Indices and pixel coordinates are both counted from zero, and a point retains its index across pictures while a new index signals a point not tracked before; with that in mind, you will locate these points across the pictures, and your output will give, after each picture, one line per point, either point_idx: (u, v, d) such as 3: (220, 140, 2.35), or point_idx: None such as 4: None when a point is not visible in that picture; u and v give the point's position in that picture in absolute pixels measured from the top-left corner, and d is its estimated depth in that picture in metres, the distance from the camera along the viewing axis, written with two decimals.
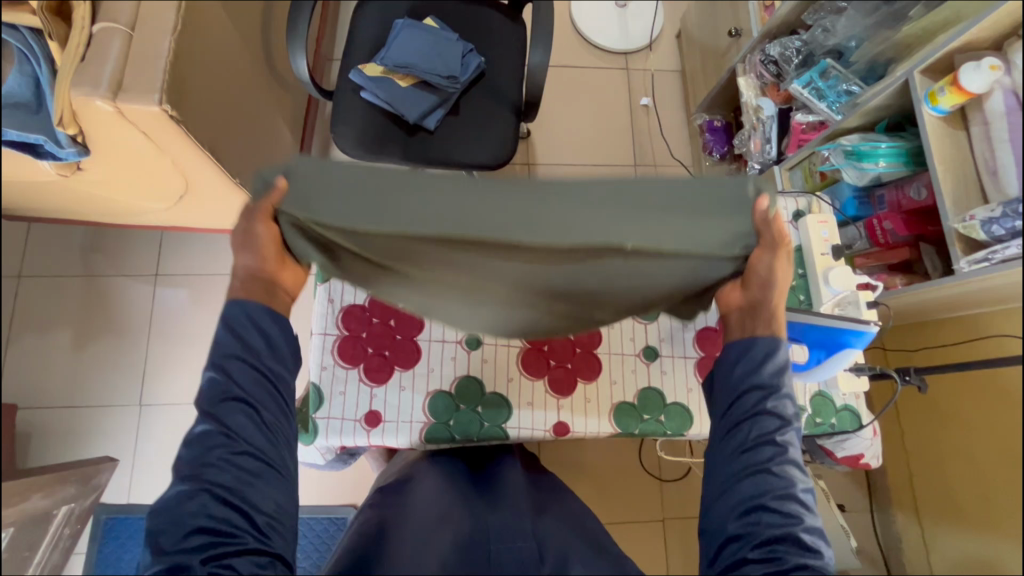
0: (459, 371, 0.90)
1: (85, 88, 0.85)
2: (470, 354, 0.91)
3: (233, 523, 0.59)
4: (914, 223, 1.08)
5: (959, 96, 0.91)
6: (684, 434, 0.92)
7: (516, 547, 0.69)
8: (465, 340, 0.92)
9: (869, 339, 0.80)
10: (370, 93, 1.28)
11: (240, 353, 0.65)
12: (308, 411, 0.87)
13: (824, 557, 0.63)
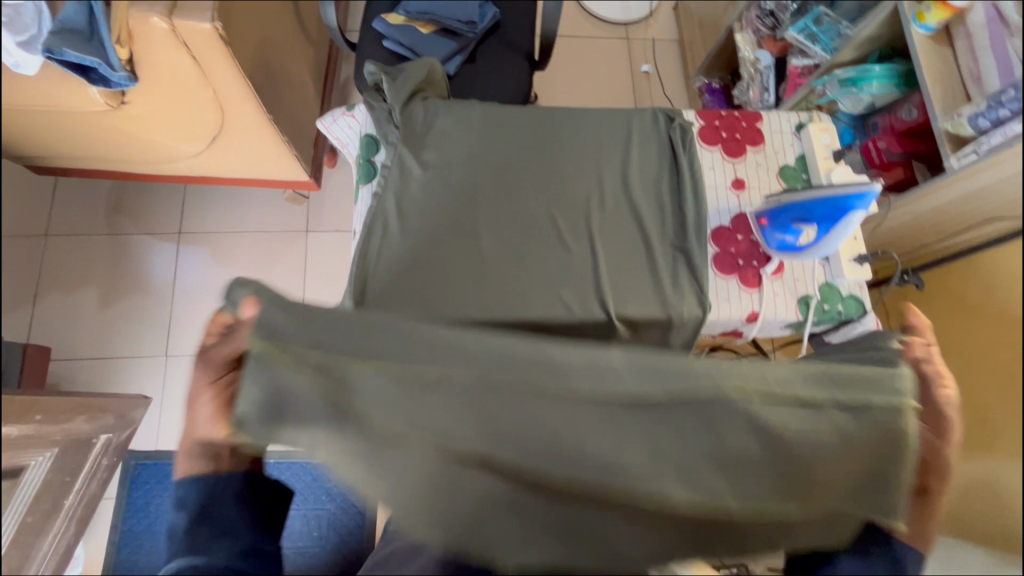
0: (363, 127, 1.00)
1: (142, 7, 0.91)
2: (355, 112, 1.01)
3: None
4: (906, 141, 1.17)
5: (943, 12, 1.00)
6: (854, 320, 0.97)
7: None
8: (357, 114, 1.01)
9: (871, 201, 0.81)
10: (393, 41, 1.36)
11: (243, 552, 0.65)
12: (359, 182, 0.99)
13: None
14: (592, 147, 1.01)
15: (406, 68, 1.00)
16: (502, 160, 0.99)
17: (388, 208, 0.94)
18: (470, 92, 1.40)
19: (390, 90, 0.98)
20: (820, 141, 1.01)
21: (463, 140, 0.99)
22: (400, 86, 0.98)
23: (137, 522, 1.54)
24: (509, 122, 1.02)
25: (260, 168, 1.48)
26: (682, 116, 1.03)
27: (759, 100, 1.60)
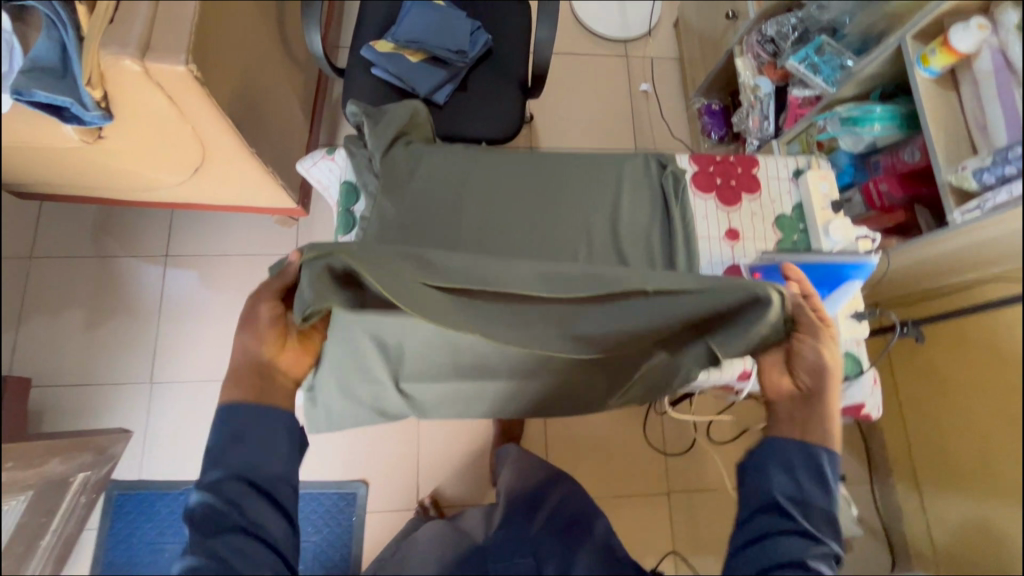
0: (343, 171, 0.97)
1: (113, 48, 0.87)
2: (335, 156, 0.98)
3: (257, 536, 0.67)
4: (909, 184, 1.13)
5: (949, 57, 0.96)
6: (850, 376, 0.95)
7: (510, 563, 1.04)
8: (336, 157, 0.98)
9: (868, 271, 0.79)
10: (381, 68, 1.32)
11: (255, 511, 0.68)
12: (337, 232, 0.95)
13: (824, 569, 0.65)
14: (582, 195, 0.97)
15: (390, 110, 0.97)
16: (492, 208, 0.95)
17: None
18: (460, 121, 1.36)
19: (371, 135, 0.95)
20: (818, 189, 0.97)
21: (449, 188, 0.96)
22: (381, 129, 0.95)
23: (120, 553, 1.52)
24: (497, 168, 0.99)
25: (246, 196, 1.45)
26: (675, 164, 1.00)
27: (758, 128, 1.56)
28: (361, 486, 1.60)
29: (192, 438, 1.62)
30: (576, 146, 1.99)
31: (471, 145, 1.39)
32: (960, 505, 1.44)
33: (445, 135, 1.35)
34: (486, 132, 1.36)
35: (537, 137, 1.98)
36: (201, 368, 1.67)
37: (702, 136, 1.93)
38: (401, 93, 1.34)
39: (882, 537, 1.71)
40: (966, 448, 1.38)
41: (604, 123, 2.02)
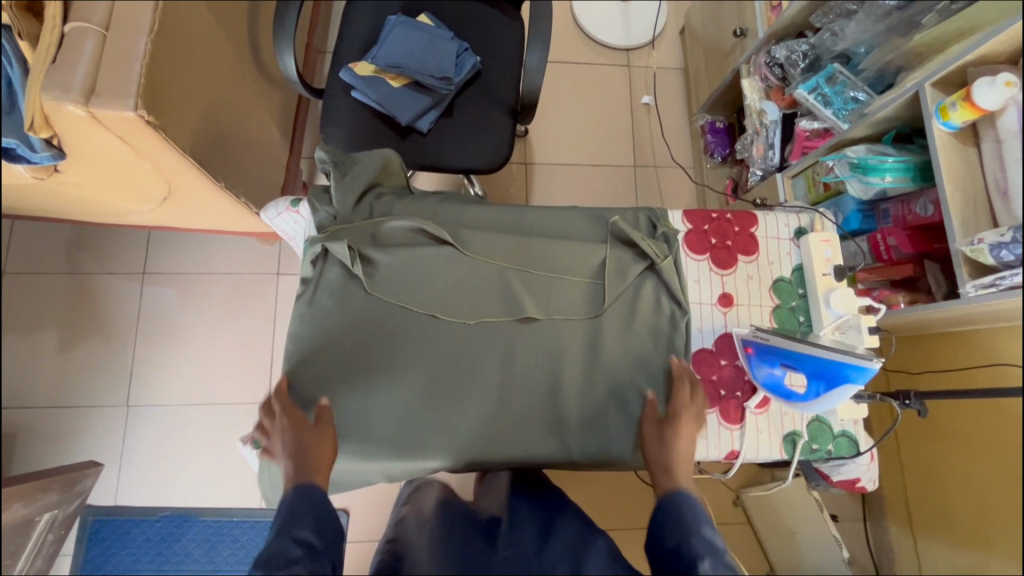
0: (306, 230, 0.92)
1: (56, 92, 0.80)
2: (299, 211, 0.91)
3: None
4: (919, 240, 1.05)
5: (970, 113, 0.87)
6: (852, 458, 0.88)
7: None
8: (301, 211, 0.92)
9: (871, 375, 0.73)
10: (361, 93, 1.24)
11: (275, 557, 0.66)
12: None
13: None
14: (562, 254, 0.91)
15: (361, 159, 0.91)
16: (459, 263, 0.89)
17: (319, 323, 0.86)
18: (444, 150, 1.28)
19: (339, 187, 0.89)
20: (821, 254, 0.90)
21: (412, 241, 0.90)
22: (354, 176, 0.90)
23: None
24: (465, 215, 0.93)
25: (222, 221, 1.37)
26: (667, 221, 0.93)
27: (762, 157, 1.47)
28: (342, 516, 1.55)
29: (169, 463, 1.58)
30: (573, 162, 1.89)
31: (456, 175, 1.31)
32: (949, 557, 1.40)
33: (429, 165, 1.28)
34: (471, 162, 1.28)
35: (532, 151, 1.89)
36: (178, 392, 1.62)
37: (704, 155, 1.84)
38: (382, 119, 1.27)
39: None
40: (962, 503, 1.33)
41: (603, 138, 1.93)
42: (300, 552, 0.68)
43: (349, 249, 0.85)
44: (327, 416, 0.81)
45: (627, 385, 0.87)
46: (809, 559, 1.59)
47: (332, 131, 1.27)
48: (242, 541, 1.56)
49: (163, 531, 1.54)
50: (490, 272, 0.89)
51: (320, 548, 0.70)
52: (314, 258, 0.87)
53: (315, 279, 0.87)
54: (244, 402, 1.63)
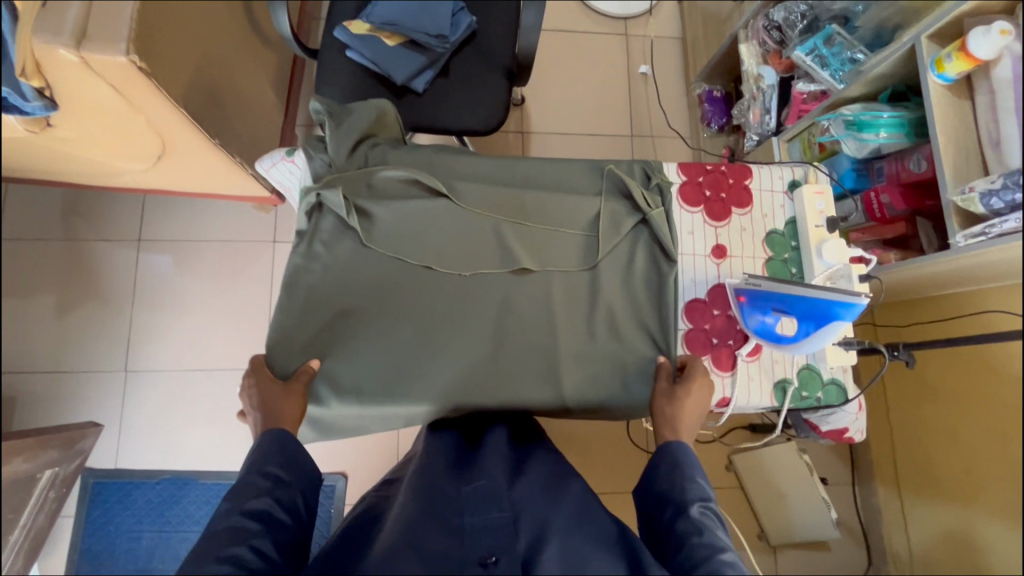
0: (300, 180, 0.92)
1: (46, 36, 0.79)
2: (293, 161, 0.91)
3: (262, 534, 0.69)
4: (911, 197, 1.06)
5: (966, 63, 0.87)
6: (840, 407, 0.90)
7: (490, 518, 0.79)
8: (295, 160, 0.91)
9: (859, 311, 0.75)
10: (356, 52, 1.23)
11: (263, 498, 0.72)
12: None
13: (716, 537, 0.70)
14: (557, 205, 0.91)
15: (355, 109, 0.91)
16: (453, 215, 0.89)
17: (313, 271, 0.86)
18: (439, 111, 1.27)
19: (333, 137, 0.88)
20: (815, 206, 0.91)
21: (406, 193, 0.90)
22: (349, 125, 0.89)
23: (96, 541, 1.52)
24: (458, 170, 0.93)
25: (216, 183, 1.37)
26: (661, 173, 0.94)
27: (759, 122, 1.47)
28: (340, 479, 1.57)
29: (168, 427, 1.60)
30: (570, 131, 1.88)
31: (451, 137, 1.31)
32: (936, 513, 1.43)
33: (424, 126, 1.27)
34: (467, 123, 1.28)
35: (528, 120, 1.88)
36: (175, 358, 1.63)
37: (701, 124, 1.83)
38: (378, 79, 1.26)
39: (861, 539, 1.72)
40: (948, 460, 1.36)
41: (599, 106, 1.91)
42: (266, 484, 0.74)
43: (345, 201, 0.85)
44: (304, 378, 0.82)
45: (619, 333, 0.88)
46: (799, 519, 1.62)
47: (327, 91, 1.26)
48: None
49: (164, 493, 1.56)
50: (484, 225, 0.89)
51: (287, 481, 0.76)
52: (310, 210, 0.86)
53: (311, 229, 0.87)
54: (242, 367, 1.64)
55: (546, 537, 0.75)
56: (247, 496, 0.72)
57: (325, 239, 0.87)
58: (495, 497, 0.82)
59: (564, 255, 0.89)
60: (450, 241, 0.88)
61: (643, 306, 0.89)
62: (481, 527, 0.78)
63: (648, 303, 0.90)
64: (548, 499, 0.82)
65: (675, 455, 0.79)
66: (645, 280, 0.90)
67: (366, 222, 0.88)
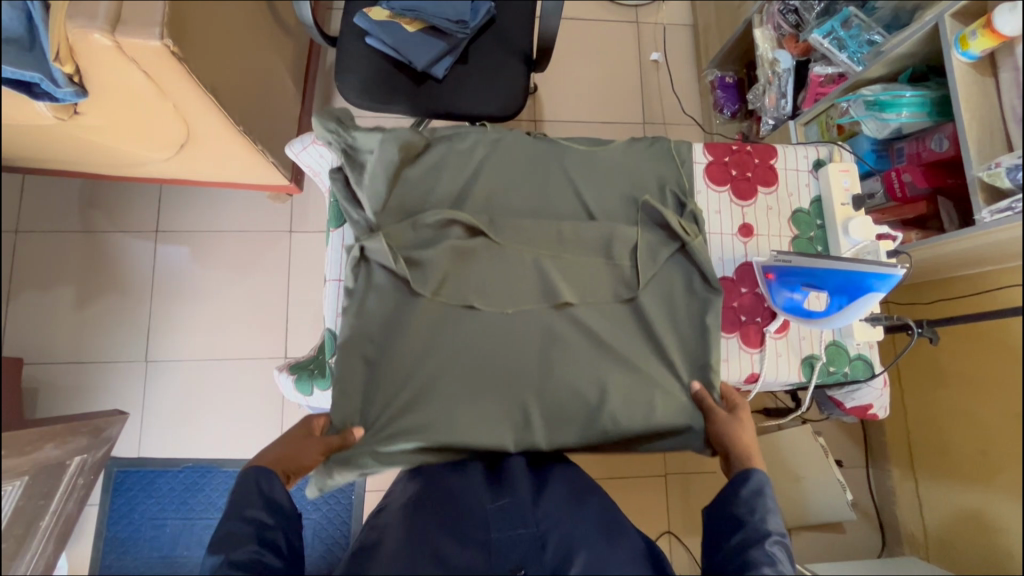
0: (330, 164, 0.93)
1: (81, 21, 0.80)
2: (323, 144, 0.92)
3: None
4: (932, 176, 1.07)
5: (991, 40, 0.88)
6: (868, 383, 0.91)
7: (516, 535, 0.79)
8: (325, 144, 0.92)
9: (893, 282, 0.77)
10: (376, 39, 1.24)
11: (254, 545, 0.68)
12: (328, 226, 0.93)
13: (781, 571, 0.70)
14: (586, 184, 0.91)
15: (376, 147, 0.84)
16: (494, 254, 0.86)
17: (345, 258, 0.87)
18: (459, 98, 1.28)
19: (362, 183, 0.84)
20: (840, 183, 0.92)
21: (444, 236, 0.85)
22: (373, 171, 0.84)
23: (122, 528, 1.54)
24: (486, 193, 0.89)
25: (236, 171, 1.37)
26: (693, 202, 0.92)
27: (775, 106, 1.47)
28: None
29: (190, 416, 1.61)
30: (582, 119, 1.89)
31: (471, 123, 1.31)
32: (951, 493, 1.45)
33: (444, 112, 1.28)
34: (486, 109, 1.28)
35: (541, 109, 1.88)
36: (195, 347, 1.64)
37: (714, 111, 1.84)
38: (397, 66, 1.27)
39: (875, 520, 1.74)
40: (964, 439, 1.37)
41: (612, 94, 1.92)
42: (251, 530, 0.69)
43: (388, 249, 0.82)
44: (333, 439, 0.79)
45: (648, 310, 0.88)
46: (815, 502, 1.63)
47: (347, 78, 1.27)
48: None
49: (187, 481, 1.58)
50: (525, 261, 0.86)
51: (272, 523, 0.71)
52: (356, 266, 0.83)
53: (359, 283, 0.84)
54: (261, 355, 1.66)
55: (572, 550, 0.76)
56: (231, 547, 0.67)
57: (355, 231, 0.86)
58: (521, 511, 0.81)
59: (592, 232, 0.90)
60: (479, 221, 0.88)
61: (673, 284, 0.89)
62: (508, 541, 0.78)
63: (698, 334, 0.87)
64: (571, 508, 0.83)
65: (757, 484, 0.77)
66: (689, 299, 0.89)
67: (415, 270, 0.84)
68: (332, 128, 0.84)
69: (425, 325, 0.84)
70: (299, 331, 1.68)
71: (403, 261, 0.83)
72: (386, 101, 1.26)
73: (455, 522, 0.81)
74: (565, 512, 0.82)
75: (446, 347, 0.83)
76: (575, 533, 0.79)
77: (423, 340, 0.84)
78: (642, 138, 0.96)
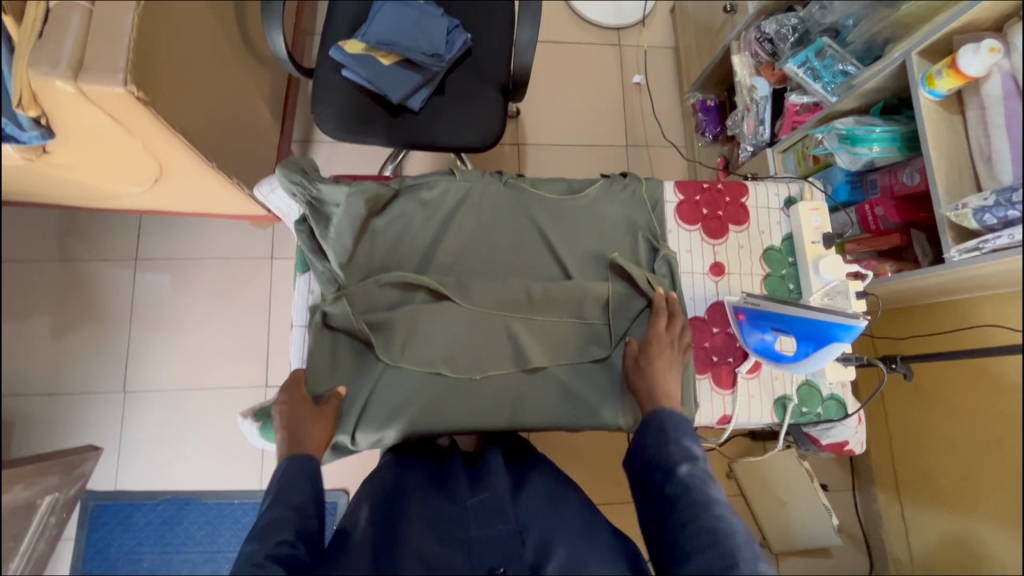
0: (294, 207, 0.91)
1: (43, 68, 0.79)
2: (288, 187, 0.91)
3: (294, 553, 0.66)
4: (905, 210, 1.07)
5: (956, 80, 0.88)
6: (843, 421, 0.90)
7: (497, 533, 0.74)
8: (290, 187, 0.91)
9: (858, 333, 0.76)
10: (351, 71, 1.24)
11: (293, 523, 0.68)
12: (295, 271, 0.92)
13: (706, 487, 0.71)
14: (556, 224, 0.90)
15: (344, 204, 0.83)
16: (463, 309, 0.85)
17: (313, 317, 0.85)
18: (436, 129, 1.28)
19: (328, 238, 0.83)
20: (810, 222, 0.92)
21: (408, 298, 0.86)
22: (339, 225, 0.83)
23: (98, 564, 1.51)
24: (452, 247, 0.88)
25: (213, 203, 1.36)
26: (665, 243, 0.92)
27: (753, 133, 1.48)
28: (342, 495, 1.56)
29: (168, 449, 1.59)
30: (564, 142, 1.89)
31: (448, 154, 1.31)
32: (936, 519, 1.44)
33: (420, 144, 1.28)
34: (463, 139, 1.28)
35: (524, 132, 1.88)
36: (174, 377, 1.62)
37: (695, 134, 1.85)
38: (373, 97, 1.27)
39: (862, 543, 1.73)
40: (948, 465, 1.35)
41: (594, 117, 1.93)
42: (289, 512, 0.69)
43: (351, 319, 0.82)
44: (335, 403, 0.81)
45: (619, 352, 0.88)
46: (799, 528, 1.62)
47: (323, 111, 1.27)
48: (243, 522, 1.57)
49: (164, 514, 1.55)
50: (494, 311, 0.86)
51: (307, 511, 0.71)
52: (319, 332, 0.84)
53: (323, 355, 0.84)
54: (242, 385, 1.64)
55: (550, 547, 0.72)
56: (271, 536, 0.66)
57: (321, 281, 0.86)
58: (499, 508, 0.78)
59: (563, 274, 0.90)
60: (448, 264, 0.88)
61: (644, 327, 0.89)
62: (489, 537, 0.74)
63: None
64: (549, 507, 0.78)
65: (661, 423, 0.78)
66: None
67: (381, 329, 0.84)
68: (297, 181, 0.83)
69: (395, 371, 0.83)
70: (280, 359, 1.66)
71: (366, 330, 0.83)
72: (362, 132, 1.26)
73: (433, 511, 0.78)
74: (543, 508, 0.78)
75: (417, 394, 0.82)
76: (552, 529, 0.75)
77: (391, 387, 0.83)
78: (616, 178, 0.95)
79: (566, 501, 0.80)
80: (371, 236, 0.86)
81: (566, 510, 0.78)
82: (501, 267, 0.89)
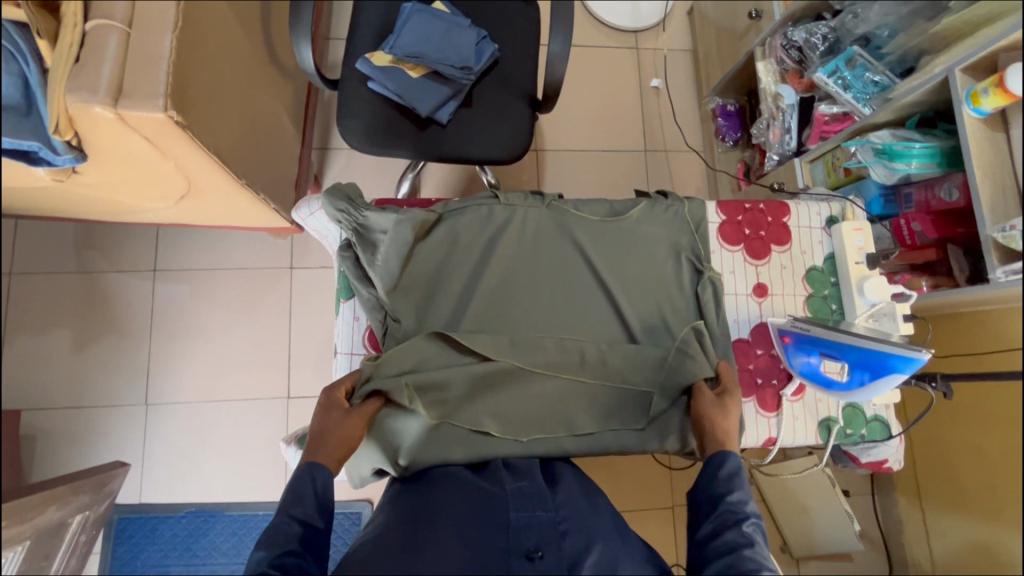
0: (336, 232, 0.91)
1: (82, 93, 0.78)
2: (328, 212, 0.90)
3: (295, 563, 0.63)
4: (943, 225, 1.06)
5: (1002, 99, 0.87)
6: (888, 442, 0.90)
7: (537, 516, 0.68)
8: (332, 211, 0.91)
9: (919, 366, 0.74)
10: (379, 83, 1.22)
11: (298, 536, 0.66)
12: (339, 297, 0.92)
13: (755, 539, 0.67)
14: (599, 247, 0.90)
15: (391, 231, 0.83)
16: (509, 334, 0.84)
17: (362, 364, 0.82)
18: (463, 141, 1.27)
19: (374, 264, 0.83)
20: (853, 242, 0.91)
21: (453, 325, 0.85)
22: (386, 252, 0.83)
23: None
24: (497, 270, 0.87)
25: (236, 216, 1.34)
26: (710, 264, 0.91)
27: (779, 141, 1.47)
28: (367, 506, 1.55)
29: (190, 462, 1.59)
30: (583, 148, 1.88)
31: (474, 166, 1.30)
32: (958, 525, 1.45)
33: (448, 157, 1.26)
34: (490, 152, 1.27)
35: (542, 138, 1.86)
36: (195, 390, 1.62)
37: (715, 139, 1.84)
38: (400, 110, 1.25)
39: (882, 547, 1.75)
40: (972, 475, 1.35)
41: (612, 122, 1.91)
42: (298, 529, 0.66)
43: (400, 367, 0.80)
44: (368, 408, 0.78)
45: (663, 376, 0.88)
46: (820, 534, 1.64)
47: (349, 123, 1.25)
48: None
49: (190, 526, 1.56)
50: (539, 336, 0.85)
51: (317, 523, 0.68)
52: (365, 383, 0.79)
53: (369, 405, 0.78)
54: (265, 397, 1.63)
55: (590, 540, 0.66)
56: (278, 546, 0.64)
57: (368, 309, 0.85)
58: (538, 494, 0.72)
59: (608, 297, 0.89)
60: (491, 288, 0.87)
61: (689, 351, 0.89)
62: (526, 521, 0.67)
63: None
64: (588, 505, 0.73)
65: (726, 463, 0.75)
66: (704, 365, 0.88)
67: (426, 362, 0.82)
68: (343, 208, 0.84)
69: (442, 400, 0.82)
70: (302, 370, 1.65)
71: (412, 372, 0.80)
72: (389, 146, 1.25)
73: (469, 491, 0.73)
74: (583, 505, 0.72)
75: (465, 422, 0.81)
76: (594, 524, 0.69)
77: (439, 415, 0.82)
78: (658, 199, 0.94)
79: (605, 502, 0.75)
80: (414, 262, 0.85)
81: (601, 512, 0.72)
82: (542, 290, 0.88)
